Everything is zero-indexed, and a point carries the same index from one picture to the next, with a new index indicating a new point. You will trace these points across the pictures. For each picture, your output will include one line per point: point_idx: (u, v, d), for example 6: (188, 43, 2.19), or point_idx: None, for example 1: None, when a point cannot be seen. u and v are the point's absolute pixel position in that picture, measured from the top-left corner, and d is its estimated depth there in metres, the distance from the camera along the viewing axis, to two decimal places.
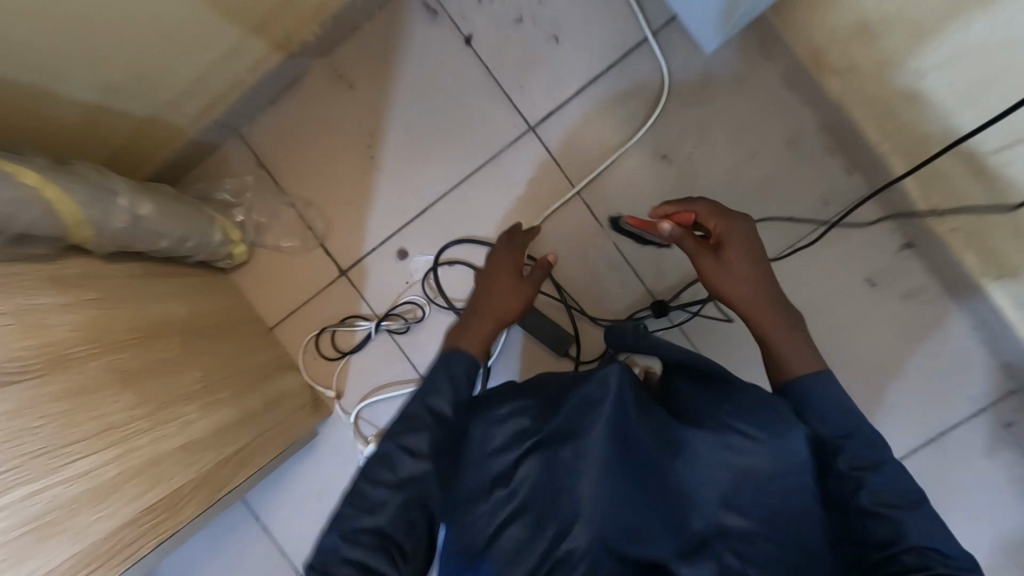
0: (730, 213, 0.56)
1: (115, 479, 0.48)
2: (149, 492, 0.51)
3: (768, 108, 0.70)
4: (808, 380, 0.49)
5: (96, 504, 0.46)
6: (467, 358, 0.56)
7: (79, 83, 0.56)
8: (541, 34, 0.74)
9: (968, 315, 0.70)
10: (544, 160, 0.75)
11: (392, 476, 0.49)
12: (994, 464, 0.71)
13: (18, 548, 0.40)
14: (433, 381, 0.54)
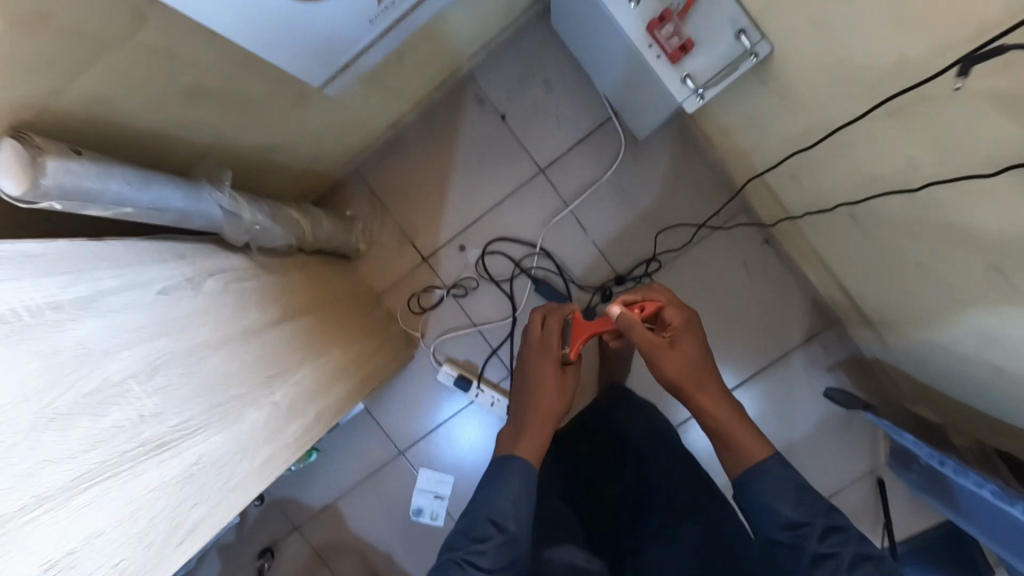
0: (684, 318, 0.86)
1: (346, 363, 0.97)
2: (356, 371, 1.00)
3: (683, 161, 1.19)
4: (759, 470, 0.72)
5: (343, 374, 0.95)
6: (525, 466, 0.79)
7: (301, 166, 1.03)
8: (548, 112, 1.21)
9: (799, 282, 1.20)
10: (550, 191, 1.23)
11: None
12: (815, 371, 1.22)
13: (327, 383, 0.89)
14: (500, 500, 0.76)
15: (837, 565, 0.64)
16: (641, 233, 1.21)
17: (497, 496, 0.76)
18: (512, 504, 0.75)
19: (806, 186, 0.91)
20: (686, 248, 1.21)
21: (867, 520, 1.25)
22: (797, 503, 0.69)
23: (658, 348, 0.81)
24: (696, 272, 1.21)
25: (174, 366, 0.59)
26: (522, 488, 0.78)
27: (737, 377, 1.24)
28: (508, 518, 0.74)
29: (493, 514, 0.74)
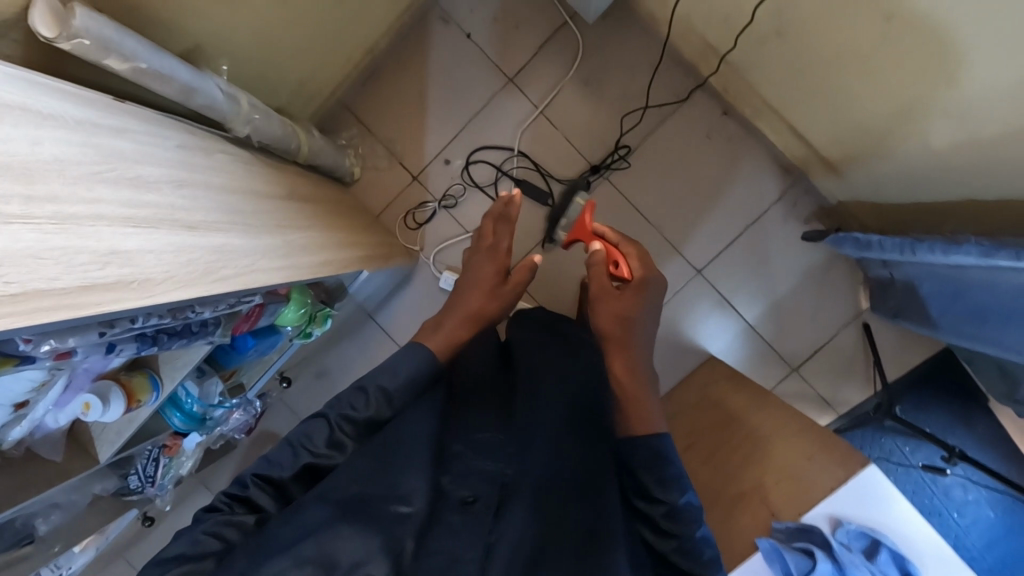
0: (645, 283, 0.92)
1: (355, 243, 1.07)
2: (367, 252, 1.11)
3: (639, 51, 1.29)
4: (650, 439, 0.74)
5: (355, 248, 1.06)
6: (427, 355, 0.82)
7: (290, 90, 1.15)
8: (508, 25, 1.32)
9: (759, 146, 1.29)
10: (520, 97, 1.33)
11: (312, 447, 0.70)
12: (788, 226, 1.31)
13: (340, 247, 0.99)
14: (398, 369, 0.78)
15: (673, 542, 0.70)
16: (609, 123, 1.31)
17: (400, 367, 0.78)
18: (404, 380, 0.77)
19: (743, 32, 1.02)
20: (651, 130, 1.30)
21: (858, 364, 1.31)
22: (658, 480, 0.72)
23: (603, 298, 0.90)
24: (664, 151, 1.31)
25: (193, 188, 0.69)
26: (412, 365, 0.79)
27: (716, 246, 1.33)
28: (398, 393, 0.77)
29: (386, 385, 0.76)
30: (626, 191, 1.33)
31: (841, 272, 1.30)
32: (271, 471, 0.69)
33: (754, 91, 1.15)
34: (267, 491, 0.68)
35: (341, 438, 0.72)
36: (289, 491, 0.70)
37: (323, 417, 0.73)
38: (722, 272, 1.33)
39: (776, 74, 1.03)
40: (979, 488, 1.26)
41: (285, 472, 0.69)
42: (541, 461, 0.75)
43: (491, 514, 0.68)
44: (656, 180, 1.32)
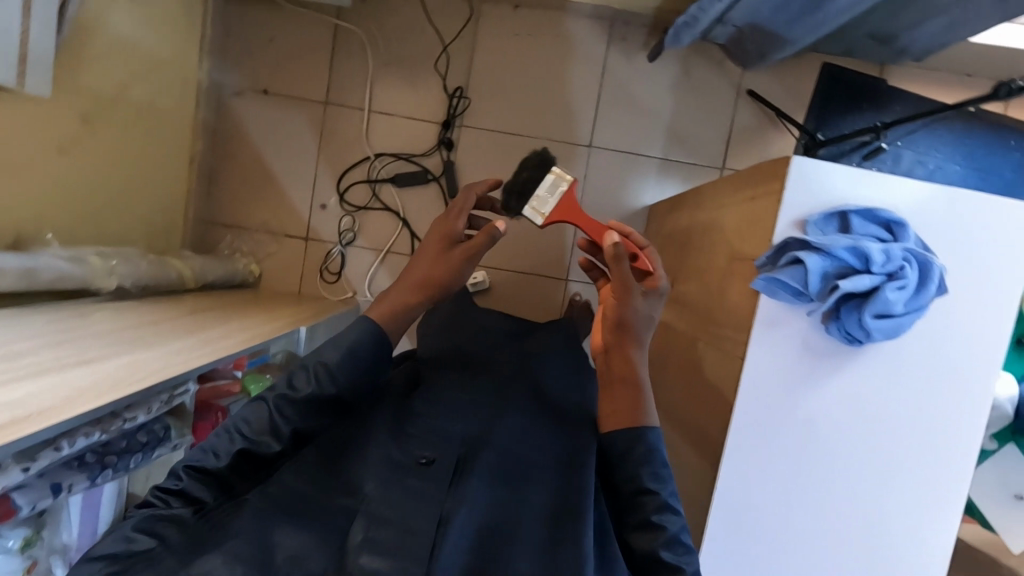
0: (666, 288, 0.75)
1: (280, 316, 1.06)
2: (298, 318, 1.09)
3: (412, 6, 1.31)
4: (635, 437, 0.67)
5: (283, 319, 1.04)
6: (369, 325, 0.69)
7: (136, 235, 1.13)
8: (293, 60, 1.32)
9: (563, 13, 1.32)
10: (346, 111, 1.34)
11: (247, 431, 0.62)
12: (634, 59, 1.34)
13: (265, 323, 0.97)
14: (343, 337, 0.67)
15: (656, 538, 0.62)
16: (430, 81, 1.33)
17: (345, 338, 0.67)
18: (348, 352, 0.66)
19: None
20: (469, 61, 1.33)
21: (766, 126, 1.35)
22: (651, 470, 0.65)
23: (621, 292, 0.71)
24: (491, 70, 1.33)
25: (75, 339, 0.67)
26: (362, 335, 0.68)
27: (589, 114, 1.35)
28: (342, 370, 0.65)
29: (328, 359, 0.65)
30: (484, 125, 1.35)
31: (700, 65, 1.33)
32: (205, 461, 0.61)
33: None
34: (206, 480, 0.61)
35: (279, 422, 0.63)
36: (225, 480, 0.62)
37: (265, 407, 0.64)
38: (608, 133, 1.35)
39: None
40: (928, 155, 1.35)
41: (219, 462, 0.61)
42: (512, 436, 0.73)
43: (447, 478, 0.67)
44: (501, 98, 1.34)
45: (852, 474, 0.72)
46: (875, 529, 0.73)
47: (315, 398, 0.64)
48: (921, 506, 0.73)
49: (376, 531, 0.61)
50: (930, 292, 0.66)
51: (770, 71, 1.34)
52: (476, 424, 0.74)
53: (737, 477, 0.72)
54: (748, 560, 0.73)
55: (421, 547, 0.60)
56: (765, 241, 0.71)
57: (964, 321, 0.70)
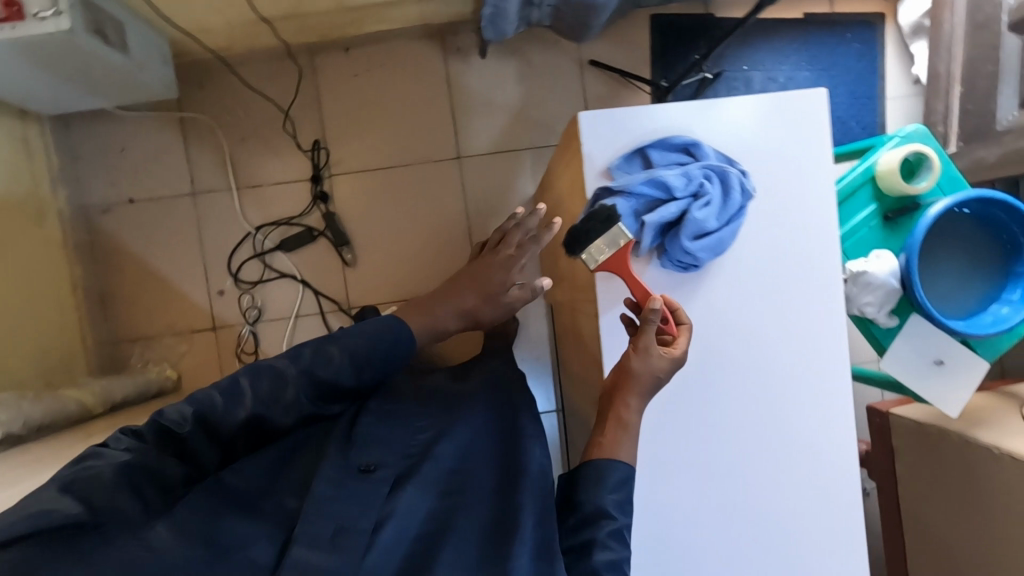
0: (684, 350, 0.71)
1: None
2: None
3: (247, 78, 1.32)
4: (612, 464, 0.68)
5: None
6: (397, 324, 0.80)
7: (30, 378, 1.11)
8: (147, 163, 1.33)
9: (394, 43, 1.35)
10: (215, 195, 1.35)
11: (265, 396, 0.68)
12: (474, 64, 1.37)
13: None
14: (370, 333, 0.77)
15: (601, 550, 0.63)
16: (288, 143, 1.35)
17: (377, 333, 0.78)
18: (376, 347, 0.77)
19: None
20: (318, 114, 1.35)
21: (618, 89, 1.39)
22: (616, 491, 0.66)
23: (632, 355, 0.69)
24: (343, 116, 1.36)
25: None
26: (392, 331, 0.79)
27: (449, 129, 1.37)
28: (364, 364, 0.76)
29: (356, 349, 0.75)
30: (352, 168, 1.36)
31: (538, 51, 1.37)
32: (217, 414, 0.65)
33: (331, 18, 1.19)
34: (202, 435, 0.64)
35: (297, 397, 0.71)
36: (215, 442, 0.66)
37: (282, 369, 0.71)
38: (473, 140, 1.38)
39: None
40: (774, 68, 1.39)
41: (237, 417, 0.66)
42: (459, 454, 0.75)
43: (387, 487, 0.68)
44: (361, 139, 1.36)
45: (754, 428, 0.76)
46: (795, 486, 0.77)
47: (339, 381, 0.74)
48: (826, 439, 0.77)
49: (308, 526, 0.60)
50: (738, 200, 0.68)
51: (605, 37, 1.37)
52: (420, 440, 0.76)
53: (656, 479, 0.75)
54: (670, 498, 0.75)
55: (355, 550, 0.60)
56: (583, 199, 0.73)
57: (792, 222, 0.73)
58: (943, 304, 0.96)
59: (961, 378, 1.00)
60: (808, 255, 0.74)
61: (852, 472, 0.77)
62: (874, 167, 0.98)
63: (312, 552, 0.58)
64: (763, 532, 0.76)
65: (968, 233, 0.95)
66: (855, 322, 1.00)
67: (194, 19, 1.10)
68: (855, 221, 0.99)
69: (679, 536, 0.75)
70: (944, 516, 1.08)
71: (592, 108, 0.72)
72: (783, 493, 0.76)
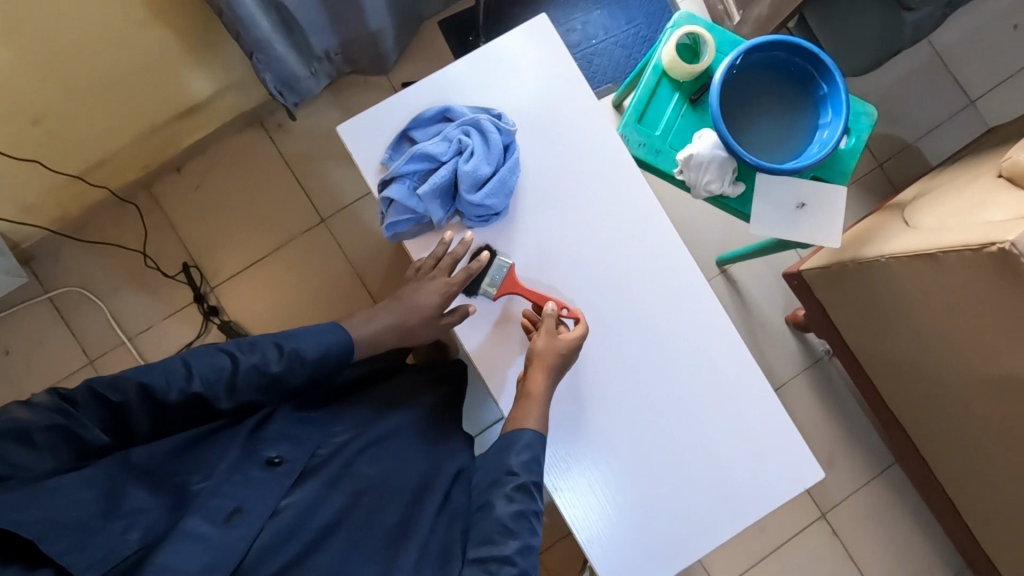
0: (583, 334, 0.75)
1: None
2: None
3: (97, 235, 1.34)
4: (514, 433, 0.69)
5: None
6: (340, 334, 0.73)
7: None
8: (35, 353, 1.33)
9: (220, 144, 1.39)
10: (112, 353, 1.34)
11: (203, 381, 0.64)
12: (301, 131, 1.41)
13: None
14: (314, 334, 0.72)
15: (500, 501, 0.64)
16: (160, 276, 1.36)
17: (328, 336, 0.72)
18: (324, 352, 0.72)
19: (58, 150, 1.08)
20: (177, 237, 1.37)
21: None
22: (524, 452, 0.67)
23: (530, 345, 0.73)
24: (200, 229, 1.38)
25: None
26: (342, 347, 0.73)
27: (304, 197, 1.40)
28: (310, 367, 0.71)
29: (308, 350, 0.70)
30: (229, 272, 1.38)
31: (353, 94, 1.41)
32: (156, 382, 0.61)
33: (144, 145, 1.22)
34: (136, 406, 0.61)
35: (236, 385, 0.66)
36: (145, 415, 0.62)
37: (230, 365, 0.66)
38: (331, 198, 1.41)
39: (106, 128, 1.10)
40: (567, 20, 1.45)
41: (171, 395, 0.62)
42: (376, 458, 0.74)
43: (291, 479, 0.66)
44: (226, 242, 1.38)
45: (661, 375, 0.78)
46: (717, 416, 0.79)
47: (281, 379, 0.69)
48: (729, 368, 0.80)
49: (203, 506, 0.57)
50: (500, 140, 0.71)
51: (408, 58, 1.43)
52: (334, 440, 0.74)
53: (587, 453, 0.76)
54: (583, 431, 0.77)
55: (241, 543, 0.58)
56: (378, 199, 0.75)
57: (587, 165, 0.79)
58: (776, 153, 1.00)
59: (829, 210, 1.02)
60: (619, 187, 0.79)
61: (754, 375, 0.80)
62: (660, 64, 1.03)
63: (208, 525, 0.56)
64: (684, 425, 0.78)
65: (766, 83, 1.00)
66: (711, 203, 1.03)
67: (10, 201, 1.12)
68: (666, 117, 1.03)
69: (628, 505, 0.76)
70: (887, 338, 1.09)
71: (350, 118, 0.76)
72: (701, 414, 0.78)
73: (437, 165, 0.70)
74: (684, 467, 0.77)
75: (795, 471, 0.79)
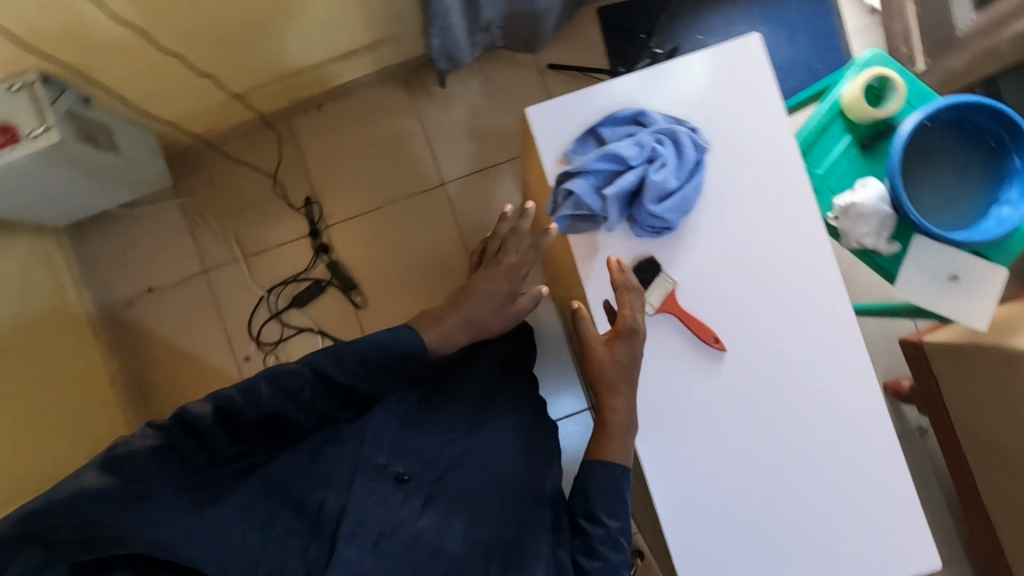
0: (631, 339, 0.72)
1: None
2: None
3: (235, 155, 1.41)
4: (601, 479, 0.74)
5: None
6: (400, 335, 0.79)
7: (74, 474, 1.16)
8: (158, 251, 1.41)
9: (362, 90, 1.41)
10: (225, 268, 1.42)
11: (280, 391, 0.73)
12: (441, 93, 1.42)
13: None
14: (372, 341, 0.78)
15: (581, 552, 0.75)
16: (283, 205, 1.42)
17: (385, 343, 0.78)
18: (379, 352, 0.78)
19: (227, 74, 1.12)
20: (305, 172, 1.42)
21: (582, 84, 1.41)
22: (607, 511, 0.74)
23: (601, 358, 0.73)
24: (327, 169, 1.42)
25: None
26: (407, 346, 0.79)
27: (430, 158, 1.42)
28: (368, 367, 0.77)
29: (363, 352, 0.77)
30: (345, 215, 1.42)
31: (498, 68, 1.41)
32: (238, 401, 0.70)
33: (297, 80, 1.26)
34: (228, 420, 0.71)
35: (304, 391, 0.74)
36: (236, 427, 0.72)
37: (298, 373, 0.74)
38: (454, 164, 1.42)
39: (273, 61, 1.14)
40: (732, 30, 1.39)
41: (254, 408, 0.72)
42: (475, 472, 0.83)
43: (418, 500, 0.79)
44: (348, 186, 1.42)
45: (788, 419, 0.75)
46: (837, 476, 0.76)
47: (345, 382, 0.77)
48: (861, 429, 0.76)
49: (360, 532, 0.73)
50: (692, 156, 0.70)
51: (560, 41, 1.41)
52: (439, 455, 0.84)
53: (696, 481, 0.75)
54: (695, 463, 0.75)
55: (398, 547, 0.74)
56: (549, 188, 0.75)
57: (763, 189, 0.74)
58: (943, 219, 0.94)
59: (982, 290, 0.96)
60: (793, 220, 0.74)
61: (885, 444, 0.76)
62: (840, 100, 0.98)
63: None
64: (798, 477, 0.75)
65: (950, 143, 0.94)
66: (858, 255, 0.98)
67: (172, 110, 1.18)
68: (833, 156, 0.99)
69: (723, 541, 0.75)
70: (1005, 435, 1.03)
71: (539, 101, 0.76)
72: (820, 468, 0.76)
73: (621, 167, 0.69)
74: (792, 522, 0.75)
75: (908, 553, 0.75)
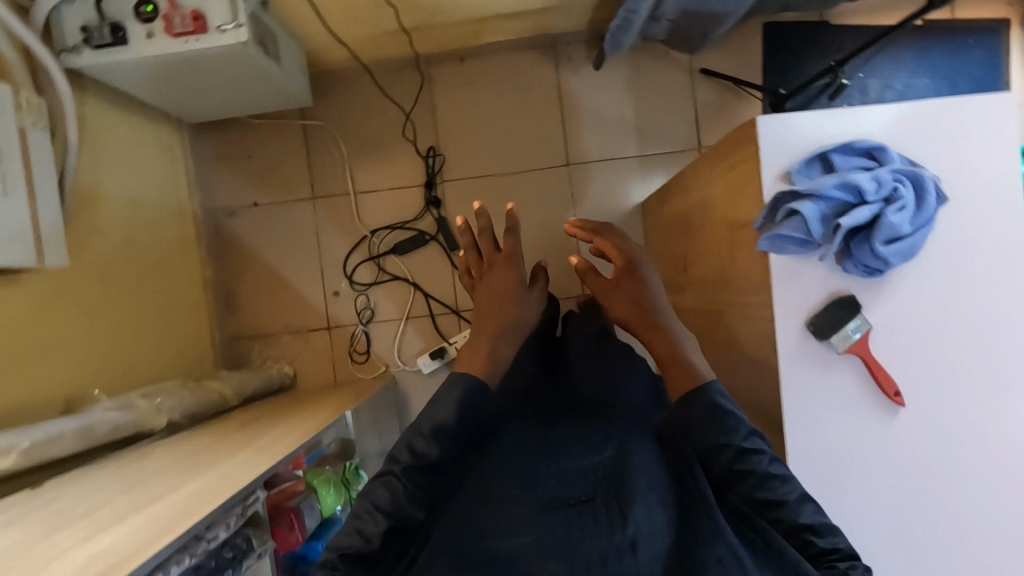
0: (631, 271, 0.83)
1: (314, 408, 1.09)
2: (331, 404, 1.13)
3: (368, 88, 1.38)
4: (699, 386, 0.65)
5: (320, 411, 1.07)
6: (462, 383, 0.67)
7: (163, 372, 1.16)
8: (271, 166, 1.40)
9: (508, 52, 1.38)
10: (332, 199, 1.40)
11: (385, 506, 0.60)
12: (586, 73, 1.39)
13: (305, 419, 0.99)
14: (434, 406, 0.66)
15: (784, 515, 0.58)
16: (404, 149, 1.39)
17: (449, 400, 0.66)
18: (452, 411, 0.65)
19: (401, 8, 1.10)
20: (433, 121, 1.39)
21: (730, 96, 1.38)
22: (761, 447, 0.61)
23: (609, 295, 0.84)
24: (456, 123, 1.39)
25: (126, 485, 0.69)
26: (468, 395, 0.66)
27: (561, 136, 1.40)
28: (443, 437, 0.64)
29: (423, 430, 0.64)
30: (464, 174, 1.40)
31: (649, 60, 1.38)
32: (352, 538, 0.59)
33: (456, 29, 1.23)
34: (362, 550, 0.59)
35: (400, 487, 0.61)
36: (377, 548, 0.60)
37: (389, 482, 0.62)
38: (584, 148, 1.40)
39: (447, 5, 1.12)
40: (896, 75, 1.35)
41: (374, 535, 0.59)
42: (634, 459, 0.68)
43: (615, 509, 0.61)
44: (473, 145, 1.40)
45: (945, 480, 0.77)
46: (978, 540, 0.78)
47: (432, 461, 0.63)
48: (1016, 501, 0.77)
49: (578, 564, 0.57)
50: (930, 205, 0.68)
51: (719, 48, 1.37)
52: (597, 457, 0.69)
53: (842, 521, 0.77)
54: (845, 495, 0.77)
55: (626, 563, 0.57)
56: (758, 202, 0.73)
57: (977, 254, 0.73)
58: None
59: None
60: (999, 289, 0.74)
61: None
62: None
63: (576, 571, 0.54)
64: (942, 535, 0.77)
65: None
66: None
67: (333, 31, 1.15)
68: None
69: None
70: None
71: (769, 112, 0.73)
72: (964, 530, 0.78)
73: (853, 200, 0.67)
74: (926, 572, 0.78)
75: None
